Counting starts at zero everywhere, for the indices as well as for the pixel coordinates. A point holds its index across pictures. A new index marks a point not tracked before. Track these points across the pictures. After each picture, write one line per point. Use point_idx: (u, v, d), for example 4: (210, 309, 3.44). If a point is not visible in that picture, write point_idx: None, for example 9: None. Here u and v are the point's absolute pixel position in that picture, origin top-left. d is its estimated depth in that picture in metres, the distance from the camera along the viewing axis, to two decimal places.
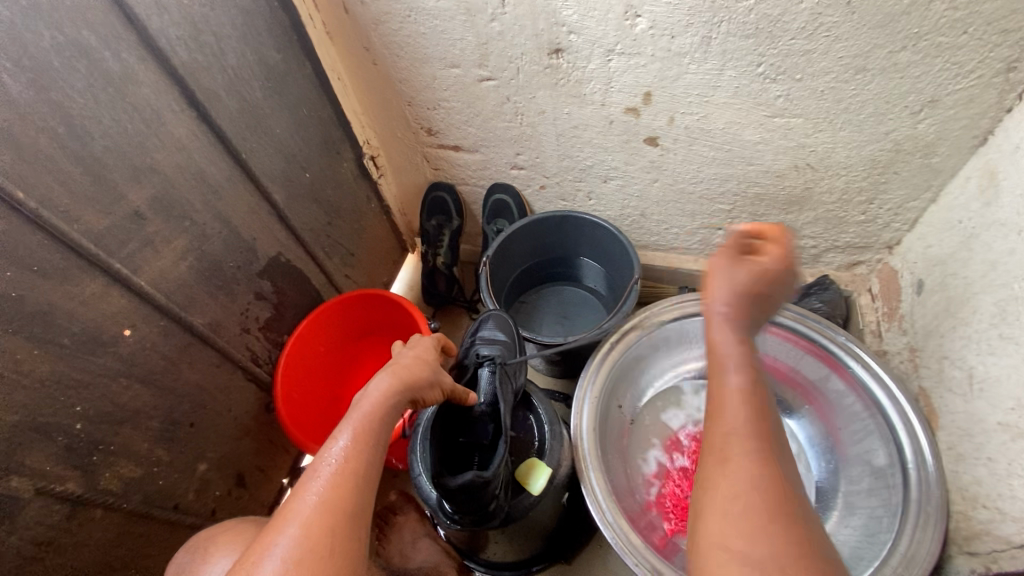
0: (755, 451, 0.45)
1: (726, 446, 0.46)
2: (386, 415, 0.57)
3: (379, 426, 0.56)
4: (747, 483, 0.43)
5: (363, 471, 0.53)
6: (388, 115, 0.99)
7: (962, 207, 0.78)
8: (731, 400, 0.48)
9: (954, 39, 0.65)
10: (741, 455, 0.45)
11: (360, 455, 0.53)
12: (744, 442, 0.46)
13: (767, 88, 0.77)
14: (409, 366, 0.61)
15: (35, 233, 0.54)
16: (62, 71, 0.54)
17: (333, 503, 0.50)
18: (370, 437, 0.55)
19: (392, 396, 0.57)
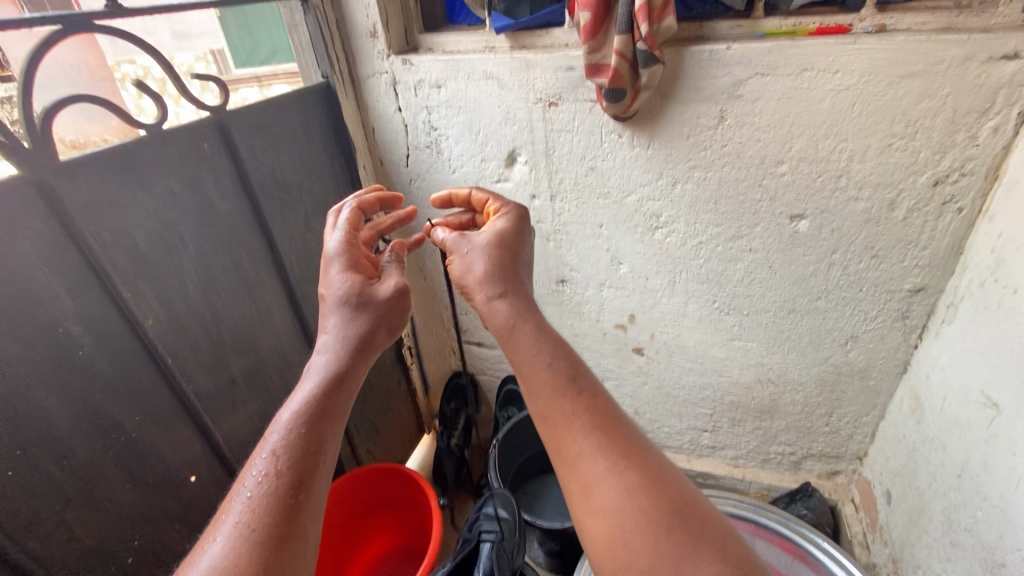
0: (620, 483, 0.44)
1: (591, 493, 0.45)
2: (337, 381, 0.55)
3: (324, 398, 0.53)
4: (630, 516, 0.43)
5: (306, 444, 0.50)
6: (429, 316, 1.25)
7: (902, 423, 0.92)
8: (574, 439, 0.47)
9: (854, 294, 0.89)
10: (589, 458, 0.46)
11: (303, 435, 0.50)
12: (607, 479, 0.45)
13: (724, 318, 1.00)
14: (352, 321, 0.59)
15: (164, 391, 0.72)
16: (223, 280, 0.79)
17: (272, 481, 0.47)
18: (315, 403, 0.52)
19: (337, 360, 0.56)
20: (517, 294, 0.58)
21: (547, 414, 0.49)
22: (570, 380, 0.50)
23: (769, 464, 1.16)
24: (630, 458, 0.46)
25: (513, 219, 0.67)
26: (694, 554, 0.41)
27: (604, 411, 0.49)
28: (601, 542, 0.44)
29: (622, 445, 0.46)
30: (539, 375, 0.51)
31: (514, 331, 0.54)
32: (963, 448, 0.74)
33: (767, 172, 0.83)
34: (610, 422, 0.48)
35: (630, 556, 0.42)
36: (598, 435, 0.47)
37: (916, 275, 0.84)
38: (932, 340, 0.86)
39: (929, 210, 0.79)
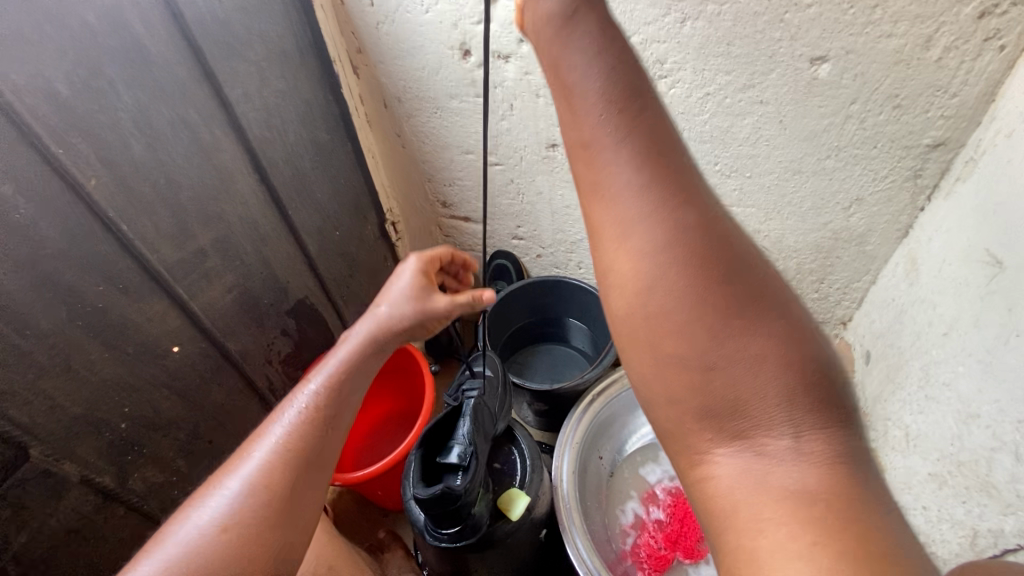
0: (670, 231, 0.41)
1: (635, 239, 0.42)
2: (366, 359, 0.67)
3: (360, 364, 0.67)
4: (676, 269, 0.41)
5: (336, 402, 0.64)
6: (411, 188, 1.17)
7: (894, 287, 0.91)
8: (618, 173, 0.43)
9: (867, 152, 0.83)
10: (635, 196, 0.42)
11: (339, 391, 0.64)
12: (658, 221, 0.41)
13: (724, 183, 0.94)
14: (399, 310, 0.69)
15: (126, 260, 0.68)
16: (172, 139, 0.70)
17: (304, 424, 0.61)
18: (347, 373, 0.66)
19: (370, 338, 0.67)
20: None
21: (592, 145, 0.44)
22: (628, 96, 0.43)
23: None
24: (687, 204, 0.42)
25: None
26: (743, 314, 0.40)
27: (664, 150, 0.43)
28: (632, 293, 0.43)
29: (682, 192, 0.42)
30: (590, 94, 0.44)
31: (568, 33, 0.45)
32: (955, 308, 0.73)
33: (791, 4, 0.71)
34: (669, 163, 0.43)
35: (670, 302, 0.41)
36: (651, 170, 0.42)
37: (939, 128, 0.77)
38: (941, 200, 0.81)
39: (968, 49, 0.69)
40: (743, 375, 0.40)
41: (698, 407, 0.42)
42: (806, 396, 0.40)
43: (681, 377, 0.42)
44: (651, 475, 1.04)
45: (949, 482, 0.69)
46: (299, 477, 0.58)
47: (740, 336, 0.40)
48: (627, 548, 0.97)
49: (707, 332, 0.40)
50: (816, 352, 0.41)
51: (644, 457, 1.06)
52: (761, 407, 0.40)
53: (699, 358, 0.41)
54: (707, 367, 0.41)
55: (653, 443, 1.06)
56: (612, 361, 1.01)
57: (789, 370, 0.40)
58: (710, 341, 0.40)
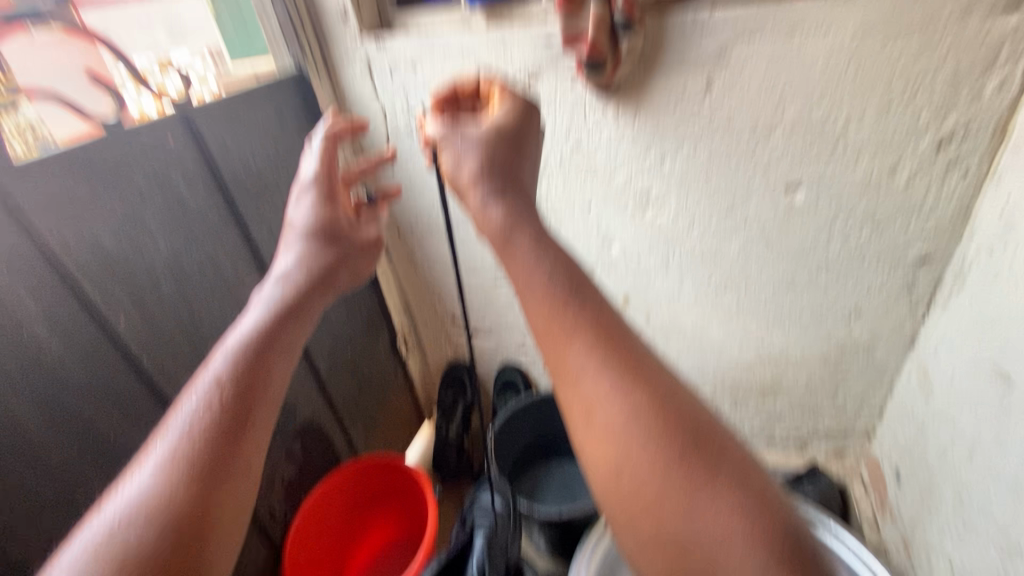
0: (625, 406, 0.41)
1: (594, 417, 0.42)
2: (289, 319, 0.56)
3: (274, 330, 0.55)
4: (635, 445, 0.39)
5: (250, 375, 0.51)
6: (421, 305, 1.23)
7: (910, 398, 0.89)
8: (574, 355, 0.43)
9: (856, 267, 0.85)
10: (591, 374, 0.42)
11: (250, 367, 0.51)
12: (613, 399, 0.41)
13: (721, 298, 0.96)
14: (310, 262, 0.61)
15: (142, 392, 0.71)
16: (198, 277, 0.77)
17: (209, 413, 0.48)
18: (261, 341, 0.53)
19: (292, 298, 0.58)
20: (510, 199, 0.52)
21: (545, 328, 0.45)
22: (570, 292, 0.46)
23: (775, 445, 1.13)
24: (640, 381, 0.42)
25: (514, 110, 0.60)
26: (709, 487, 0.38)
27: (611, 328, 0.44)
28: (602, 471, 0.41)
29: (631, 366, 0.42)
30: (540, 290, 0.46)
31: (509, 246, 0.49)
32: (973, 424, 0.70)
33: (760, 142, 0.78)
34: (617, 340, 0.44)
35: (636, 480, 0.39)
36: (603, 351, 0.43)
37: (922, 244, 0.80)
38: (939, 312, 0.82)
39: (933, 173, 0.74)
40: (718, 557, 0.36)
41: None
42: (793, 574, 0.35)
43: (659, 563, 0.38)
44: None
45: None
46: (212, 471, 0.45)
47: (706, 511, 0.37)
48: None
49: (673, 509, 0.37)
50: (790, 520, 0.38)
51: None
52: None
53: (673, 536, 0.37)
54: (681, 551, 0.37)
55: None
56: None
57: (766, 546, 0.36)
58: (677, 519, 0.37)
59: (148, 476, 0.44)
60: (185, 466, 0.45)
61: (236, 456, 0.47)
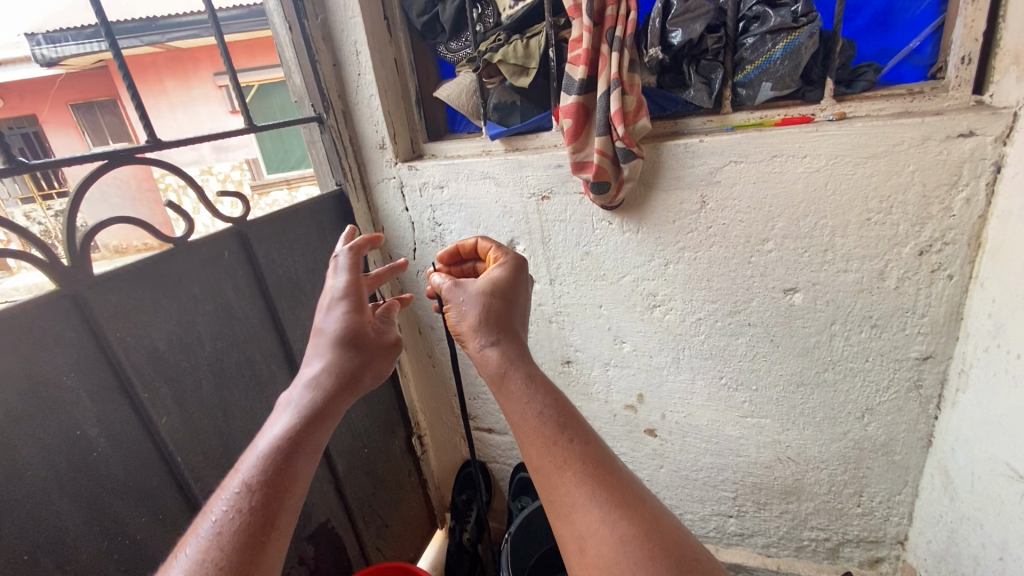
0: (618, 534, 0.44)
1: (589, 548, 0.45)
2: (322, 419, 0.54)
3: (305, 430, 0.52)
4: (629, 572, 0.42)
5: (281, 480, 0.47)
6: (438, 403, 1.27)
7: (936, 500, 0.87)
8: (567, 488, 0.47)
9: (862, 364, 0.88)
10: (583, 508, 0.46)
11: (280, 472, 0.48)
12: (602, 531, 0.45)
13: (733, 394, 0.98)
14: (338, 361, 0.58)
15: (172, 490, 0.73)
16: (235, 376, 0.83)
17: (236, 523, 0.44)
18: (293, 442, 0.50)
19: (325, 396, 0.55)
20: (507, 342, 0.58)
21: (540, 465, 0.50)
22: (559, 429, 0.50)
23: (804, 552, 1.08)
24: (626, 512, 0.46)
25: (506, 267, 0.66)
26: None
27: (599, 459, 0.49)
28: None
29: (618, 496, 0.47)
30: (535, 426, 0.51)
31: (505, 384, 0.55)
32: (1001, 528, 0.69)
33: (754, 250, 0.86)
34: (607, 474, 0.48)
35: None
36: (592, 483, 0.47)
37: (921, 343, 0.83)
38: (950, 409, 0.83)
39: (919, 278, 0.80)
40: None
41: None
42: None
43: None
44: None
45: None
46: None
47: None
48: None
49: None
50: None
51: None
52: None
53: None
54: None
55: None
56: None
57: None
58: None
59: None
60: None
61: None
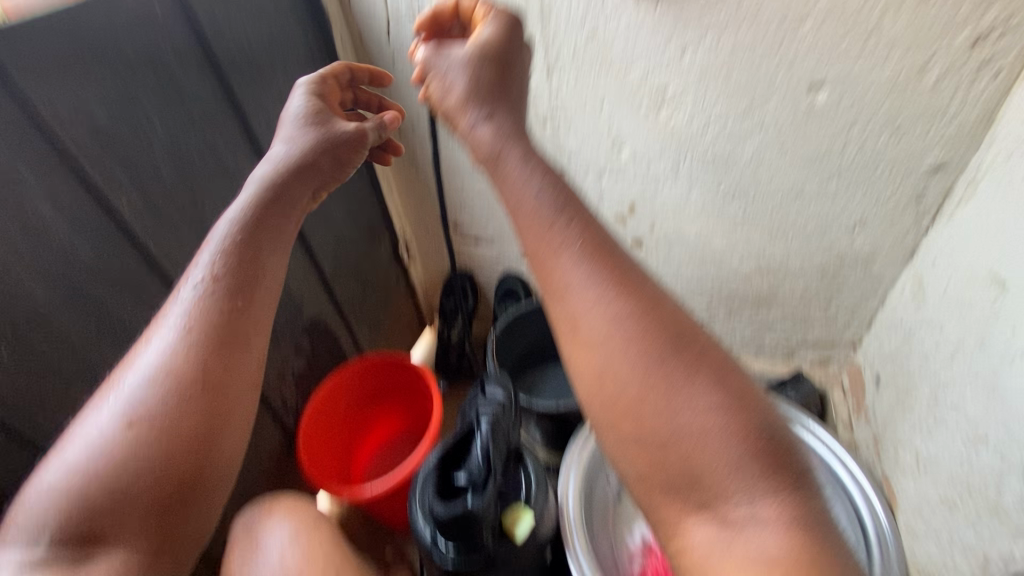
0: (617, 323, 0.43)
1: (586, 334, 0.44)
2: (283, 213, 0.66)
3: (256, 219, 0.63)
4: (622, 355, 0.43)
5: (239, 262, 0.61)
6: (422, 212, 1.21)
7: (902, 308, 0.91)
8: (564, 271, 0.45)
9: (869, 174, 0.84)
10: (580, 288, 0.45)
11: (240, 258, 0.61)
12: (599, 312, 0.44)
13: (728, 205, 0.95)
14: (291, 158, 0.68)
15: (151, 277, 0.72)
16: (197, 164, 0.75)
17: (202, 300, 0.58)
18: (243, 234, 0.62)
19: (273, 188, 0.65)
20: (498, 123, 0.53)
21: (539, 250, 0.47)
22: (558, 211, 0.47)
23: (763, 354, 1.17)
24: (626, 293, 0.44)
25: (503, 26, 0.57)
26: (687, 390, 0.41)
27: (605, 252, 0.46)
28: (591, 379, 0.44)
29: (624, 287, 0.45)
30: (539, 220, 0.47)
31: (502, 164, 0.51)
32: (960, 329, 0.73)
33: (787, 34, 0.74)
34: (608, 255, 0.46)
35: (622, 384, 0.42)
36: (592, 265, 0.45)
37: (938, 151, 0.78)
38: (945, 221, 0.82)
39: (963, 74, 0.71)
40: (694, 446, 0.40)
41: (661, 481, 0.42)
42: (758, 463, 0.40)
43: (644, 460, 0.42)
44: None
45: (959, 505, 0.67)
46: (205, 349, 0.57)
47: (685, 411, 0.41)
48: None
49: (654, 409, 0.42)
50: (761, 417, 0.42)
51: None
52: (717, 477, 0.40)
53: (651, 433, 0.41)
54: (662, 446, 0.41)
55: None
56: None
57: (736, 439, 0.40)
58: (656, 417, 0.41)
59: (152, 356, 0.56)
60: (181, 345, 0.57)
61: (235, 339, 0.58)
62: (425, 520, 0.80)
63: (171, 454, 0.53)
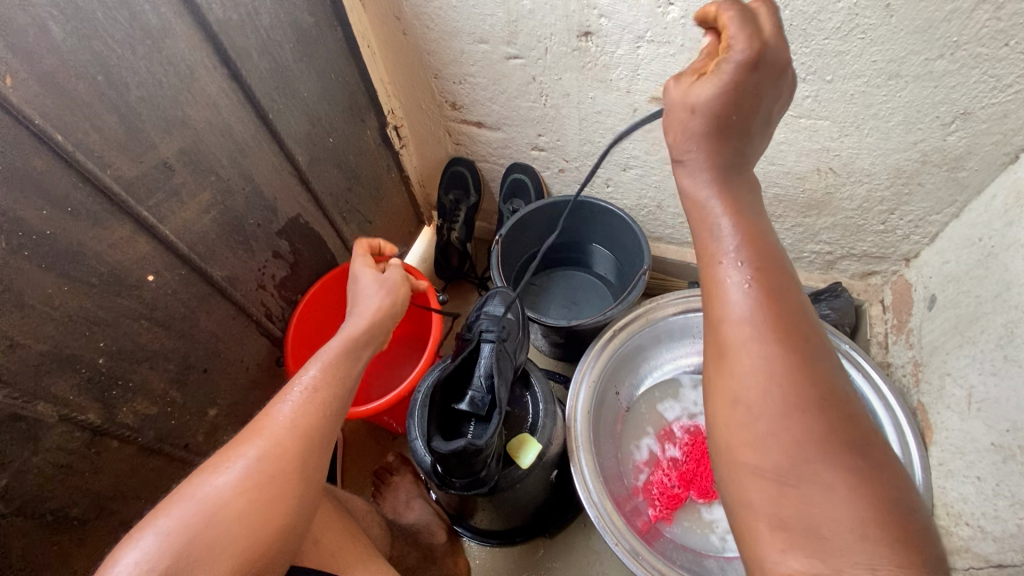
0: (773, 354, 0.37)
1: (733, 363, 0.38)
2: (361, 349, 0.64)
3: (350, 354, 0.63)
4: (766, 392, 0.36)
5: (334, 388, 0.60)
6: (413, 88, 1.01)
7: (984, 224, 0.76)
8: (735, 290, 0.39)
9: (994, 51, 0.63)
10: (753, 321, 0.38)
11: (330, 387, 0.60)
12: (756, 340, 0.38)
13: (795, 88, 0.76)
14: (375, 306, 0.67)
15: (70, 176, 0.57)
16: (105, 22, 0.56)
17: (306, 411, 0.57)
18: (339, 367, 0.61)
19: (364, 331, 0.64)
20: (721, 177, 0.43)
21: (710, 264, 0.41)
22: (755, 264, 0.40)
23: (800, 263, 1.05)
24: (789, 333, 0.38)
25: (762, 100, 0.42)
26: (833, 444, 0.35)
27: (777, 280, 0.39)
28: (724, 402, 0.39)
29: (784, 321, 0.38)
30: (722, 242, 0.41)
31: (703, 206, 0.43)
32: None
33: None
34: (784, 292, 0.39)
35: (756, 417, 0.37)
36: (766, 295, 0.39)
37: None
38: None
39: None
40: (817, 501, 0.35)
41: (769, 518, 0.36)
42: (897, 541, 0.33)
43: (759, 499, 0.37)
44: (670, 411, 0.97)
45: (1018, 458, 0.61)
46: (289, 470, 0.55)
47: (822, 464, 0.35)
48: (638, 484, 0.92)
49: (784, 455, 0.36)
50: (901, 498, 0.35)
51: (663, 393, 0.99)
52: (841, 541, 0.34)
53: (772, 473, 0.36)
54: (785, 490, 0.36)
55: (674, 377, 0.99)
56: (639, 295, 0.91)
57: (875, 508, 0.34)
58: (783, 462, 0.36)
59: (251, 457, 0.54)
60: (283, 451, 0.55)
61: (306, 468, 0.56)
62: (423, 443, 0.74)
63: (246, 554, 0.51)
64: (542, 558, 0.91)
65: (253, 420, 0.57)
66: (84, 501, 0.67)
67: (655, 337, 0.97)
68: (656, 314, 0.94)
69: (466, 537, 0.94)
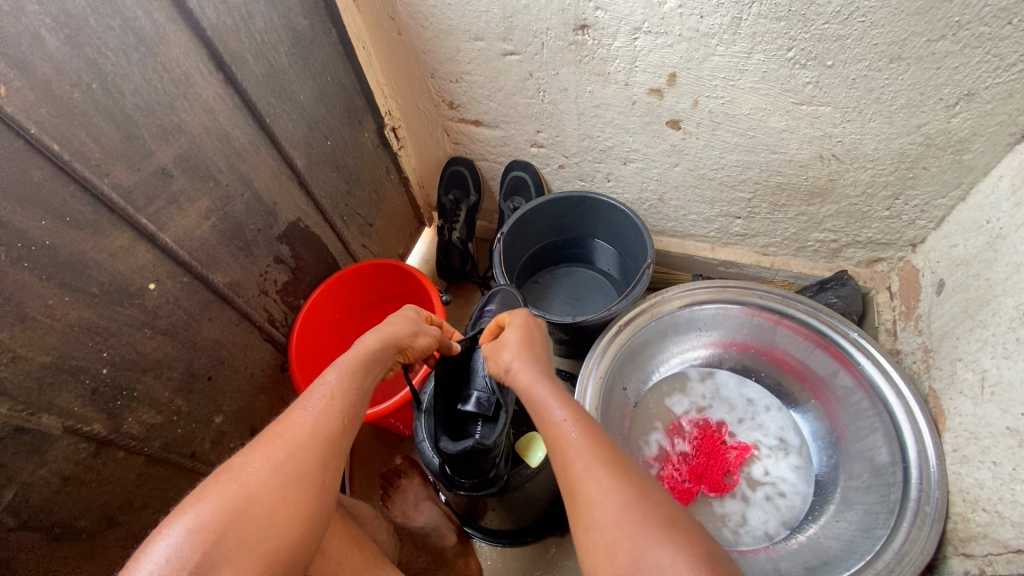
0: (595, 470, 0.45)
1: (574, 487, 0.45)
2: (377, 362, 0.60)
3: (368, 369, 0.59)
4: (602, 499, 0.43)
5: (354, 393, 0.56)
6: (409, 88, 1.00)
7: (991, 206, 0.76)
8: (557, 428, 0.49)
9: (997, 30, 0.62)
10: (575, 452, 0.46)
11: (351, 395, 0.56)
12: (579, 459, 0.46)
13: (796, 74, 0.75)
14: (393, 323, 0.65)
15: (68, 186, 0.57)
16: (97, 28, 0.56)
17: (327, 416, 0.53)
18: (359, 377, 0.58)
19: (382, 343, 0.61)
20: (533, 361, 0.57)
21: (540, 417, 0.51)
22: (568, 404, 0.51)
23: (804, 252, 1.04)
24: (602, 449, 0.46)
25: (528, 327, 0.63)
26: (662, 532, 0.41)
27: (589, 419, 0.50)
28: (580, 524, 0.44)
29: (599, 443, 0.47)
30: (545, 401, 0.52)
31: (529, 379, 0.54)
32: None
33: None
34: (594, 425, 0.49)
35: (602, 530, 0.42)
36: (579, 426, 0.48)
37: None
38: None
39: None
40: None
41: None
42: None
43: None
44: (678, 406, 0.97)
45: None
46: (313, 476, 0.51)
47: (655, 554, 0.40)
48: None
49: (630, 555, 0.40)
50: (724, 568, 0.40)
51: (670, 387, 0.99)
52: None
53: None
54: None
55: (681, 372, 1.00)
56: (644, 289, 0.90)
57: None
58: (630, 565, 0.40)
59: (275, 463, 0.49)
60: (308, 455, 0.51)
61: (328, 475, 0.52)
62: (430, 445, 0.74)
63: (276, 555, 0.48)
64: (553, 557, 0.90)
65: (271, 424, 0.52)
66: (92, 513, 0.67)
67: (662, 332, 0.96)
68: (663, 307, 0.93)
69: (476, 537, 0.93)
